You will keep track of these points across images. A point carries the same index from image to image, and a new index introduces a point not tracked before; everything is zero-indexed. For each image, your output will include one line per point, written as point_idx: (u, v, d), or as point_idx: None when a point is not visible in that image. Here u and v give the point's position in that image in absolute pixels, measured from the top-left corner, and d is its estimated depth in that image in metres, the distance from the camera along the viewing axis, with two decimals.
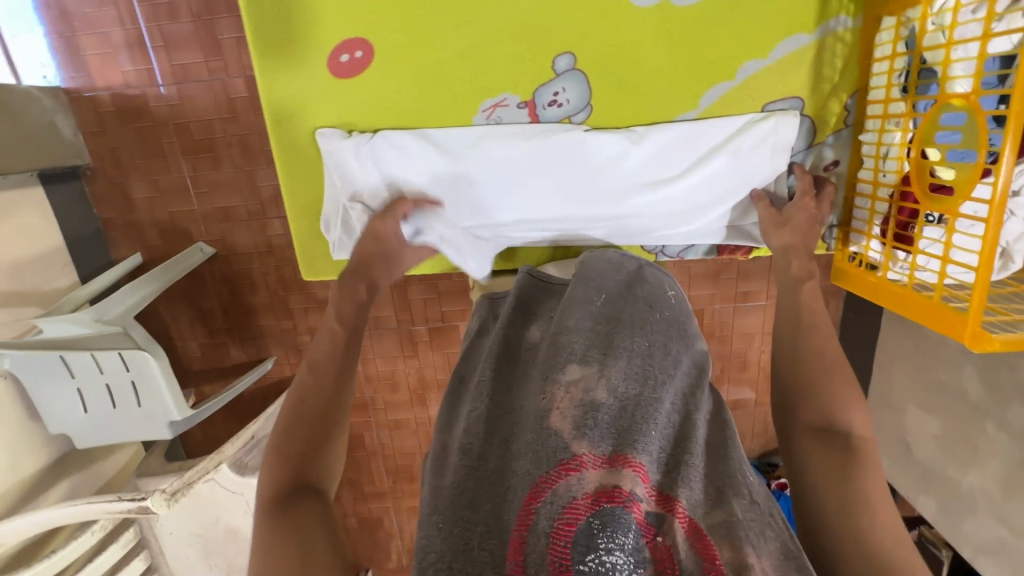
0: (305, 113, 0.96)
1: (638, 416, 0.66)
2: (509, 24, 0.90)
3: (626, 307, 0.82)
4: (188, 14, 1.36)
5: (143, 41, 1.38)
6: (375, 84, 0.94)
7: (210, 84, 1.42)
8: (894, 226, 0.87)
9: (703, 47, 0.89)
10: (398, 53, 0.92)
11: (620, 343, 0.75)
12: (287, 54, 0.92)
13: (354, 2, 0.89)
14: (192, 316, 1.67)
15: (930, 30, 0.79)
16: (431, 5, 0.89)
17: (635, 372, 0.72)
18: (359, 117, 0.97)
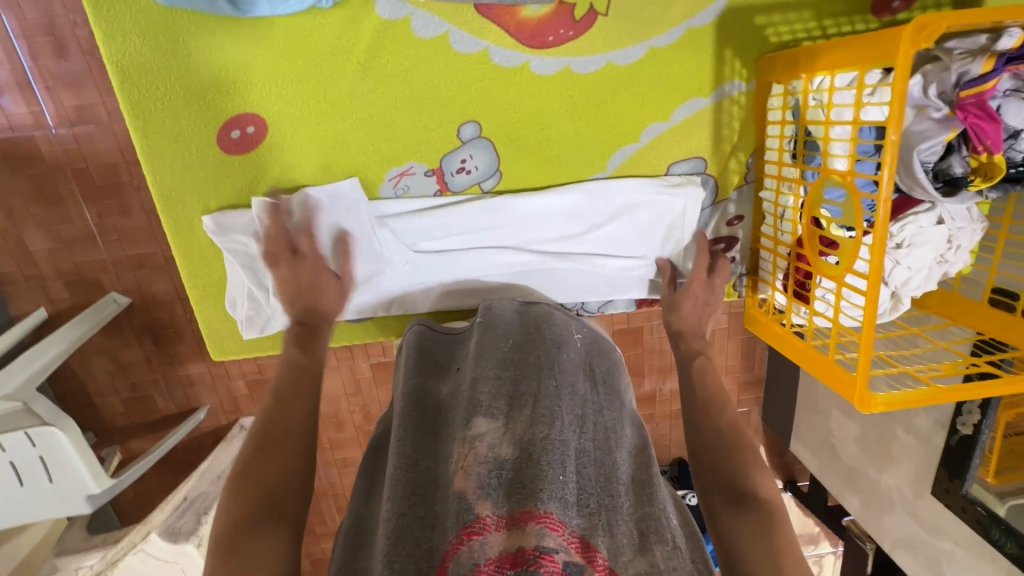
0: (201, 188, 0.91)
1: (544, 462, 0.65)
2: (405, 94, 0.88)
3: (534, 353, 0.83)
4: (78, 51, 1.25)
5: (28, 82, 1.26)
6: (281, 156, 0.91)
7: (111, 126, 1.31)
8: (793, 282, 0.92)
9: (607, 112, 0.91)
10: (307, 126, 0.89)
11: (525, 392, 0.75)
12: (179, 129, 0.88)
13: (255, 77, 0.85)
14: (110, 370, 1.56)
15: (812, 105, 0.85)
16: (322, 75, 0.86)
17: (540, 415, 0.71)
18: (260, 188, 0.93)
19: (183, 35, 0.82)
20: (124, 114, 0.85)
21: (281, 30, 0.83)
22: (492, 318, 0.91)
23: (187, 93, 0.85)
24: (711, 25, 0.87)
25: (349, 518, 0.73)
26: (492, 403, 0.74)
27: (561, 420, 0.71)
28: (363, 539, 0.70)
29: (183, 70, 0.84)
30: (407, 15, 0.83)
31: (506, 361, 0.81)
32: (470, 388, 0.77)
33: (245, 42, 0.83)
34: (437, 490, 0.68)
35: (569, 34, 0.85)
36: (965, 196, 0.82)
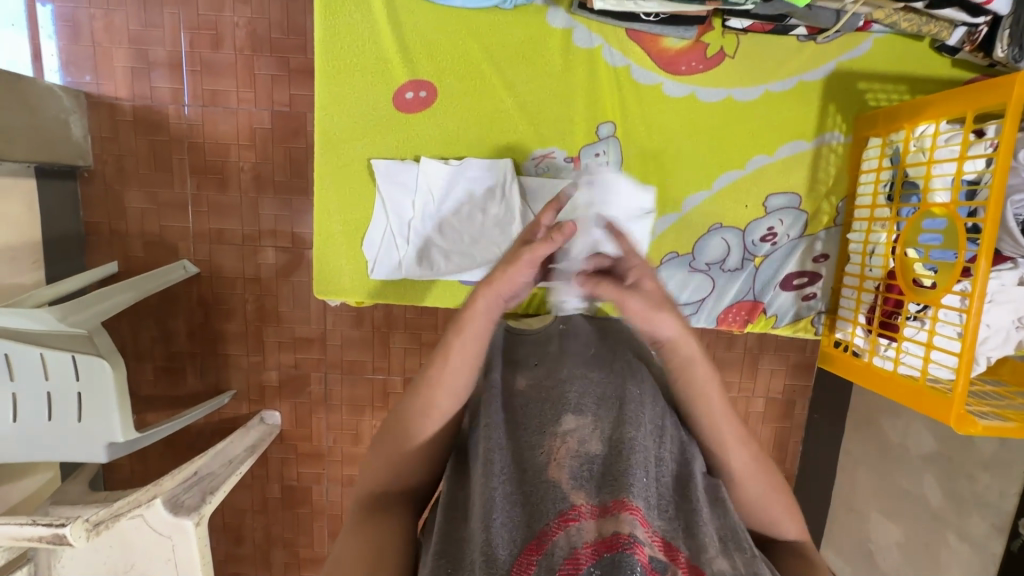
0: (354, 144, 1.00)
1: (633, 460, 0.61)
2: (553, 91, 0.98)
3: (618, 356, 0.77)
4: (231, 46, 1.43)
5: (181, 63, 1.44)
6: (430, 126, 0.99)
7: (237, 113, 1.47)
8: (880, 314, 0.93)
9: (721, 139, 1.00)
10: (457, 106, 0.99)
11: (612, 391, 0.70)
12: (352, 85, 0.98)
13: (428, 53, 0.97)
14: (155, 335, 1.58)
15: (912, 150, 0.89)
16: (486, 65, 0.97)
17: (627, 414, 0.67)
18: (401, 143, 1.00)
19: (385, 14, 0.95)
20: (318, 59, 0.96)
21: (460, 25, 0.96)
22: (573, 328, 0.88)
23: (368, 54, 0.96)
24: (821, 82, 0.97)
25: (443, 495, 0.68)
26: (580, 396, 0.69)
27: (648, 422, 0.67)
28: (450, 516, 0.65)
29: (370, 37, 0.96)
30: (568, 28, 0.96)
31: (592, 362, 0.76)
32: (556, 380, 0.72)
33: (435, 24, 0.96)
34: (524, 470, 0.62)
35: (699, 67, 0.97)
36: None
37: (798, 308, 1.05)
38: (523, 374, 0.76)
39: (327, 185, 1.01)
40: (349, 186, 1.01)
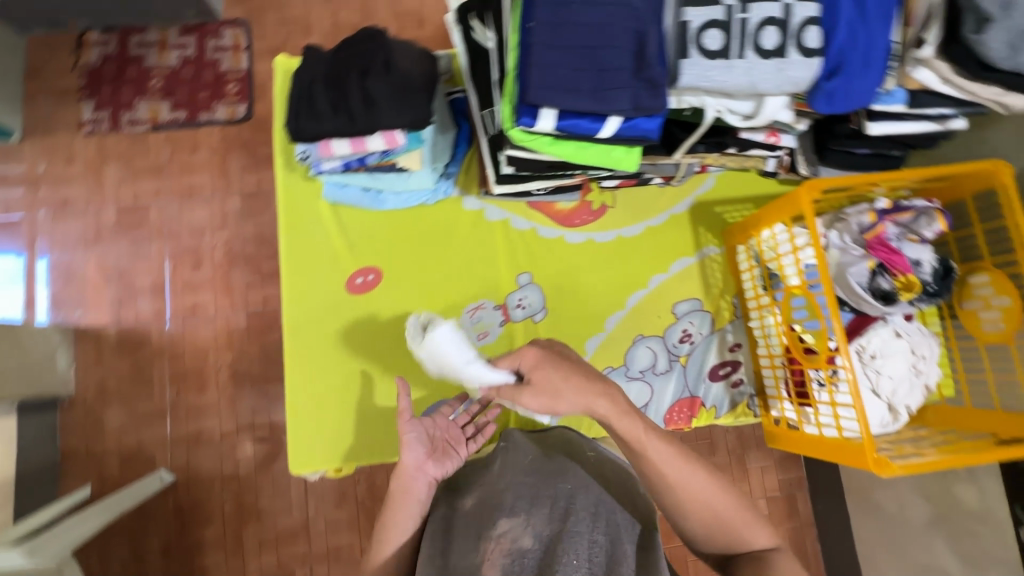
0: (322, 323, 0.89)
1: (560, 549, 0.63)
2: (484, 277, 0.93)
3: (555, 461, 0.77)
4: (210, 265, 1.63)
5: (165, 288, 1.62)
6: (377, 307, 0.91)
7: (215, 320, 1.61)
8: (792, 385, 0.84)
9: (633, 260, 0.95)
10: (389, 293, 0.91)
11: (544, 492, 0.71)
12: (308, 276, 0.91)
13: (362, 244, 0.92)
14: (124, 558, 1.49)
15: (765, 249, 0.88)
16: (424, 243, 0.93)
17: (558, 511, 0.69)
18: (356, 336, 0.90)
19: (326, 224, 0.92)
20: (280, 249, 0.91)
21: (384, 234, 0.92)
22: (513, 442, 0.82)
23: (302, 256, 0.91)
24: (690, 214, 0.97)
25: None
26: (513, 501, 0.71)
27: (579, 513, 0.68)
28: None
29: (306, 227, 0.91)
30: (504, 219, 0.94)
31: (530, 467, 0.76)
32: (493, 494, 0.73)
33: (366, 244, 0.92)
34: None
35: (587, 218, 0.95)
36: (901, 304, 0.81)
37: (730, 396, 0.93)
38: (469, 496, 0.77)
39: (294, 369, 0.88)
40: (313, 382, 0.88)
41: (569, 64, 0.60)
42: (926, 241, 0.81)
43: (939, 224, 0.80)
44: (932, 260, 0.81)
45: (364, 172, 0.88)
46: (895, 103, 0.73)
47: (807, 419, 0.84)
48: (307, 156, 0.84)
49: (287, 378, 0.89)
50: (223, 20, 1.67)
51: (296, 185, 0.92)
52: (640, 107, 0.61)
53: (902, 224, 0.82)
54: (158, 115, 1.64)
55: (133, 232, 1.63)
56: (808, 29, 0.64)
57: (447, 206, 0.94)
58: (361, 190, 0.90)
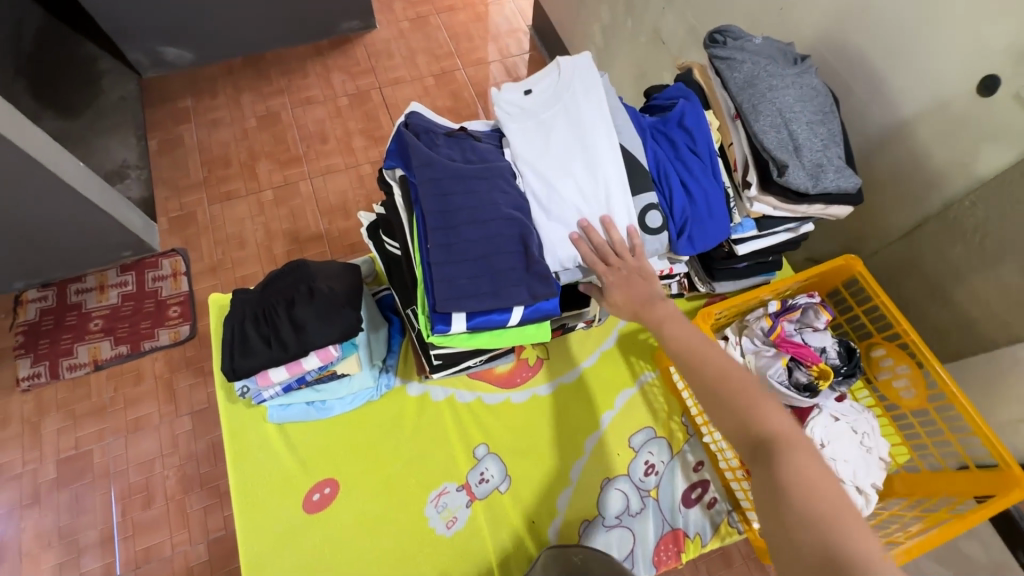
0: (284, 556, 0.85)
1: None
2: (442, 458, 0.93)
3: None
4: (163, 497, 1.38)
5: (112, 534, 1.33)
6: (341, 522, 0.88)
7: (171, 560, 1.32)
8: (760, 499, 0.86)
9: (578, 404, 0.99)
10: (349, 502, 0.89)
11: None
12: (264, 506, 0.88)
13: (315, 456, 0.91)
14: None
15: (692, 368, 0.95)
16: (377, 439, 0.94)
17: None
18: (324, 559, 0.86)
19: (276, 446, 0.91)
20: (233, 486, 0.88)
21: (335, 441, 0.93)
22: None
23: (257, 487, 0.89)
24: (617, 346, 1.05)
25: None
26: None
27: None
28: None
29: (256, 455, 0.90)
30: (448, 396, 0.98)
31: None
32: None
33: (318, 457, 0.91)
34: None
35: (525, 374, 1.00)
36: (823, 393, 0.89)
37: (709, 518, 0.92)
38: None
39: None
40: None
41: (464, 275, 0.69)
42: (822, 330, 0.92)
43: (823, 315, 0.92)
44: (833, 346, 0.92)
45: (307, 387, 0.91)
46: (748, 230, 0.87)
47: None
48: (246, 390, 0.87)
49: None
50: (160, 251, 1.64)
51: (240, 413, 0.93)
52: (535, 295, 0.70)
53: (794, 320, 0.94)
54: (100, 355, 1.51)
55: (74, 480, 1.38)
56: (648, 213, 0.79)
57: (391, 396, 0.97)
58: (305, 404, 0.93)
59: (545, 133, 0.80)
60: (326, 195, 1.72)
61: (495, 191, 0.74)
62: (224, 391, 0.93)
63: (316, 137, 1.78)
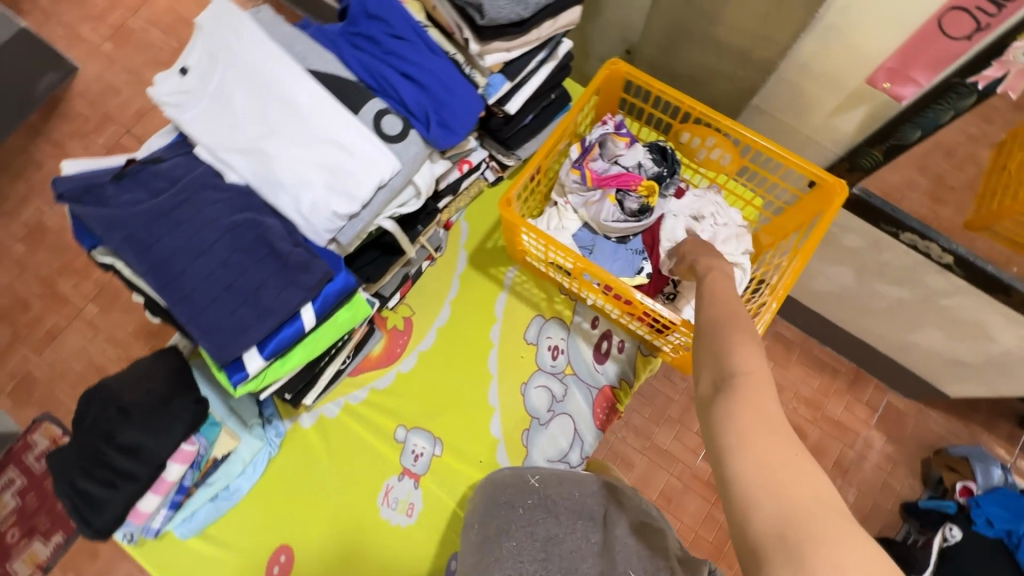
0: None
1: None
2: (369, 461, 0.91)
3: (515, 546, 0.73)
4: None
5: None
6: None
7: None
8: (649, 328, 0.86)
9: (463, 336, 0.96)
10: (309, 554, 0.87)
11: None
12: None
13: (253, 538, 0.87)
14: None
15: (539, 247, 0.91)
16: (301, 486, 0.90)
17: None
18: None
19: (210, 553, 0.86)
20: None
21: (262, 513, 0.88)
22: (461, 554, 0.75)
23: None
24: (471, 261, 0.99)
25: None
26: None
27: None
28: None
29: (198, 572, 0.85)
30: (343, 405, 0.93)
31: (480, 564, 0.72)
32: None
33: (256, 536, 0.87)
34: None
35: (401, 341, 0.95)
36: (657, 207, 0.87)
37: (625, 364, 0.94)
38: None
39: None
40: None
41: (224, 313, 0.60)
42: (629, 148, 0.87)
43: (621, 140, 0.87)
44: (646, 156, 0.88)
45: (198, 487, 0.84)
46: (500, 86, 0.78)
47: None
48: (133, 533, 0.80)
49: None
50: (24, 429, 1.44)
51: (154, 547, 0.86)
52: (309, 288, 0.62)
53: (600, 155, 0.88)
54: (39, 558, 1.37)
55: None
56: (384, 118, 0.70)
57: (289, 440, 0.91)
58: (210, 501, 0.86)
59: (225, 107, 0.67)
60: None
61: (205, 209, 0.63)
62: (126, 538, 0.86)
63: None
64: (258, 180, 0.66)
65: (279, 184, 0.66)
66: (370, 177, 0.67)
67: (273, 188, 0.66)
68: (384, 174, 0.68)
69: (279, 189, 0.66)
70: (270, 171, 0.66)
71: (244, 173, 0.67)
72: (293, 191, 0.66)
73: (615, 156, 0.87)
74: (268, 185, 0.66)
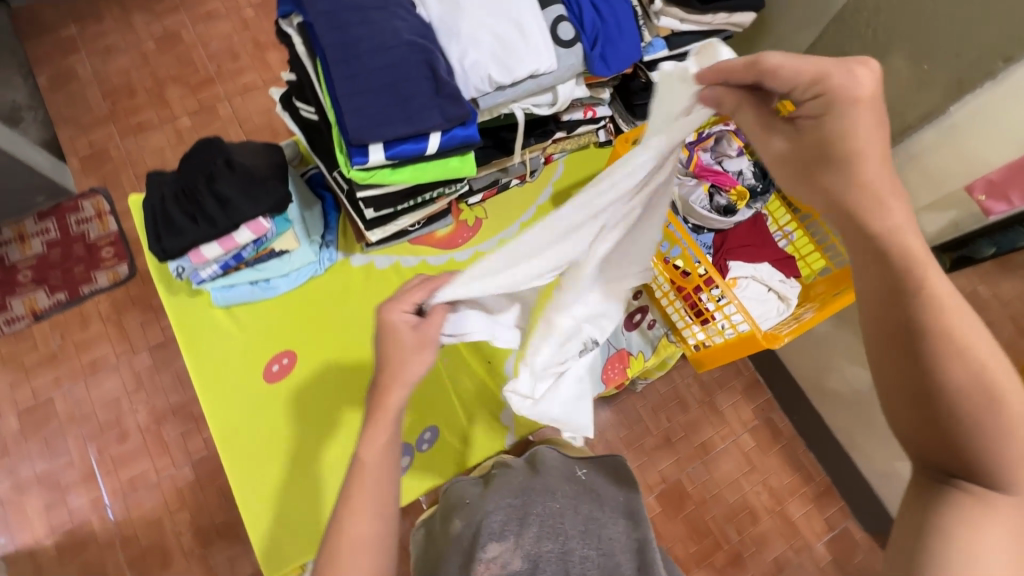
0: (257, 419, 0.89)
1: None
2: None
3: (552, 493, 0.81)
4: (137, 431, 1.43)
5: (93, 470, 1.40)
6: (302, 388, 0.92)
7: (160, 484, 1.41)
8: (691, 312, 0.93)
9: None
10: (310, 372, 0.93)
11: (548, 531, 0.76)
12: (226, 382, 0.91)
13: (270, 335, 0.94)
14: None
15: None
16: (329, 311, 0.96)
17: (548, 531, 0.76)
18: (304, 425, 0.90)
19: (229, 329, 0.93)
20: (192, 369, 0.90)
21: (286, 316, 0.95)
22: (506, 465, 0.86)
23: (219, 367, 0.91)
24: (552, 199, 1.07)
25: None
26: (507, 524, 0.77)
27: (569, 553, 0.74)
28: None
29: (211, 339, 0.92)
30: (394, 262, 1.00)
31: (515, 488, 0.81)
32: (482, 508, 0.79)
33: (272, 333, 0.94)
34: None
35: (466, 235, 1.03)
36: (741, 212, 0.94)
37: (648, 341, 1.00)
38: (458, 506, 0.82)
39: (243, 478, 0.86)
40: (261, 479, 0.87)
41: (373, 104, 0.69)
42: (737, 154, 0.95)
43: (736, 141, 0.95)
44: (749, 167, 0.95)
45: (246, 266, 0.91)
46: (658, 50, 0.88)
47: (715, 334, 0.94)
48: (182, 271, 0.86)
49: (236, 498, 0.86)
50: (79, 193, 1.55)
51: (182, 302, 0.93)
52: (450, 118, 0.70)
53: (710, 150, 0.96)
54: (37, 305, 1.47)
55: (43, 428, 1.42)
56: (560, 25, 0.80)
57: (336, 269, 0.98)
58: (250, 285, 0.93)
59: None
60: (247, 116, 1.62)
61: (393, 20, 0.72)
62: (163, 285, 0.93)
63: (224, 56, 1.66)
64: (440, 25, 0.76)
65: (454, 36, 0.75)
66: (527, 62, 0.76)
67: (449, 36, 0.76)
68: (540, 66, 0.76)
69: (453, 40, 0.75)
70: (453, 21, 0.75)
71: (433, 15, 0.76)
72: (463, 46, 0.75)
73: (723, 151, 0.95)
74: (447, 32, 0.75)
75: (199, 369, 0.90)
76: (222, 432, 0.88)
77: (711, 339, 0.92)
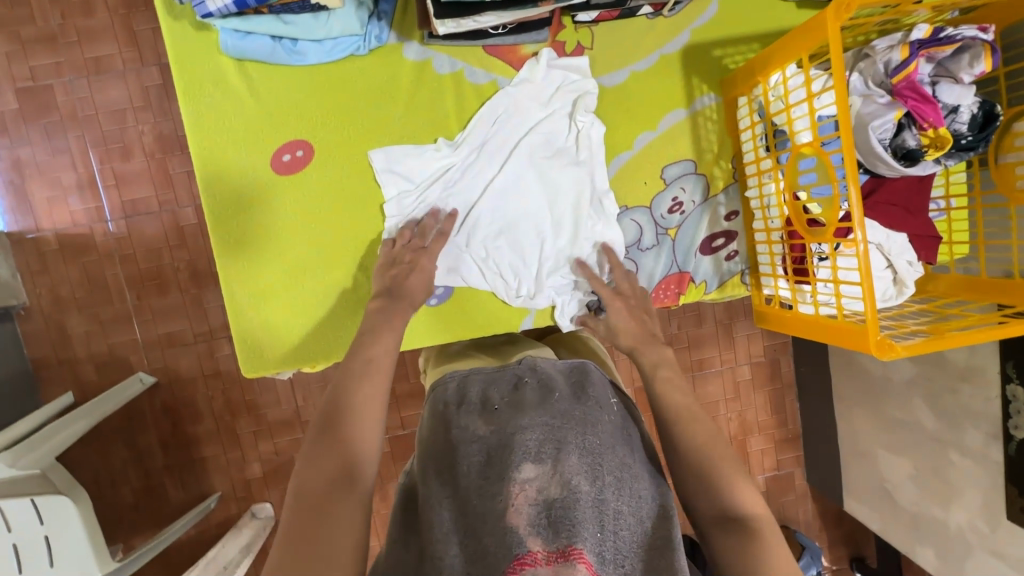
0: (258, 207, 0.77)
1: (586, 513, 0.51)
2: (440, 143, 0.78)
3: (589, 409, 0.61)
4: (142, 153, 1.29)
5: (95, 180, 1.28)
6: (313, 190, 0.77)
7: (160, 215, 1.30)
8: (789, 263, 0.74)
9: (613, 115, 0.79)
10: (324, 173, 0.77)
11: (582, 450, 0.56)
12: (228, 153, 0.76)
13: (286, 113, 0.76)
14: (131, 457, 1.34)
15: (773, 101, 0.72)
16: (362, 106, 0.77)
17: (583, 452, 0.56)
18: (323, 272, 0.79)
19: (239, 90, 0.75)
20: (191, 125, 0.74)
21: (313, 96, 0.76)
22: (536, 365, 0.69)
23: (223, 132, 0.75)
24: (682, 53, 0.79)
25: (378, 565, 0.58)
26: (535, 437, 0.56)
27: (604, 486, 0.54)
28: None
29: (218, 97, 0.74)
30: (458, 71, 0.77)
31: (548, 395, 0.62)
32: (513, 420, 0.59)
33: (291, 112, 0.76)
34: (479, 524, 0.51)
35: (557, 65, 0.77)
36: (924, 165, 0.68)
37: (718, 273, 0.84)
38: (480, 409, 0.63)
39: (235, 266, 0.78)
40: (253, 272, 0.78)
41: None
42: (969, 82, 0.65)
43: (983, 63, 0.64)
44: (971, 106, 0.67)
45: (269, 14, 0.68)
46: None
47: (802, 298, 0.77)
48: None
49: (222, 284, 0.78)
50: None
51: (187, 36, 0.73)
52: None
53: (936, 61, 0.66)
54: None
55: (42, 118, 1.26)
56: None
57: (382, 55, 0.76)
58: (271, 38, 0.72)
59: None
60: None
61: None
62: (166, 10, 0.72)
63: None
64: None
65: None
66: None
67: None
68: None
69: None
70: None
71: None
72: None
73: (955, 70, 0.65)
74: None
75: (199, 128, 0.75)
76: (215, 210, 0.77)
77: (795, 301, 0.77)
